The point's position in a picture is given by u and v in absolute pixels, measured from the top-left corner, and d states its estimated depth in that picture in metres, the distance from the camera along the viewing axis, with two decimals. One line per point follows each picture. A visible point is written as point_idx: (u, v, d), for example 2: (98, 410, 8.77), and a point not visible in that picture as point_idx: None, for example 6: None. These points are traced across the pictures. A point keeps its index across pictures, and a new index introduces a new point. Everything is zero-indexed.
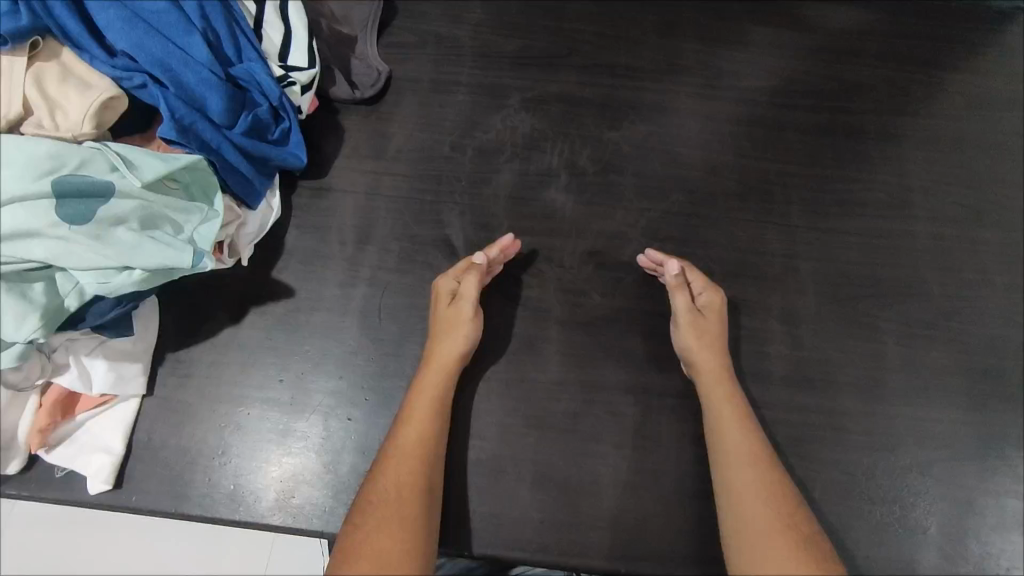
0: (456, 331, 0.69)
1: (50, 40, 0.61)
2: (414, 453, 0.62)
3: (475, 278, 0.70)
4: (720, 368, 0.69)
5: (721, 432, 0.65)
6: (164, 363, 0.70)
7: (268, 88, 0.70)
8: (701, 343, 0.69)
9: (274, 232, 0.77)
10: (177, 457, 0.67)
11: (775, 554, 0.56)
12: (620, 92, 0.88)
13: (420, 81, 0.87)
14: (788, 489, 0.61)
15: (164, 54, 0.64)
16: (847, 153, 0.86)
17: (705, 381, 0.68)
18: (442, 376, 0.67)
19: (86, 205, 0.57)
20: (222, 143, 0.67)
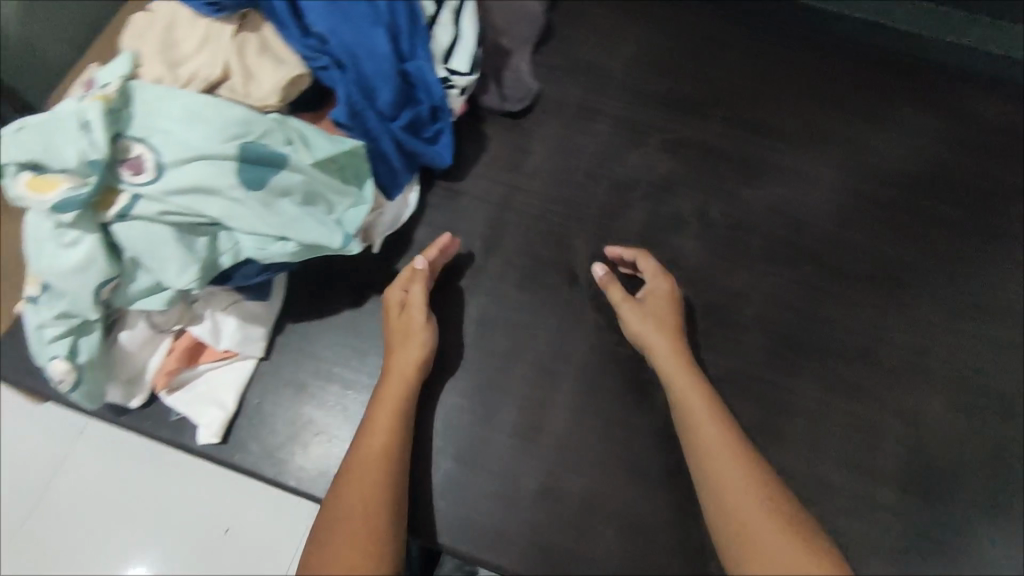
0: (411, 339, 0.68)
1: (255, 14, 0.65)
2: (378, 460, 0.61)
3: (421, 286, 0.70)
4: (671, 356, 0.68)
5: (697, 436, 0.63)
6: (282, 333, 0.72)
7: (435, 89, 0.72)
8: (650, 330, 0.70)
9: (406, 226, 0.79)
10: (283, 427, 0.69)
11: None
12: (761, 149, 0.87)
13: (565, 103, 0.88)
14: (785, 501, 0.58)
15: (353, 42, 0.65)
16: (991, 254, 0.82)
17: (674, 387, 0.66)
18: (403, 383, 0.66)
19: (262, 173, 0.59)
20: (382, 135, 0.69)
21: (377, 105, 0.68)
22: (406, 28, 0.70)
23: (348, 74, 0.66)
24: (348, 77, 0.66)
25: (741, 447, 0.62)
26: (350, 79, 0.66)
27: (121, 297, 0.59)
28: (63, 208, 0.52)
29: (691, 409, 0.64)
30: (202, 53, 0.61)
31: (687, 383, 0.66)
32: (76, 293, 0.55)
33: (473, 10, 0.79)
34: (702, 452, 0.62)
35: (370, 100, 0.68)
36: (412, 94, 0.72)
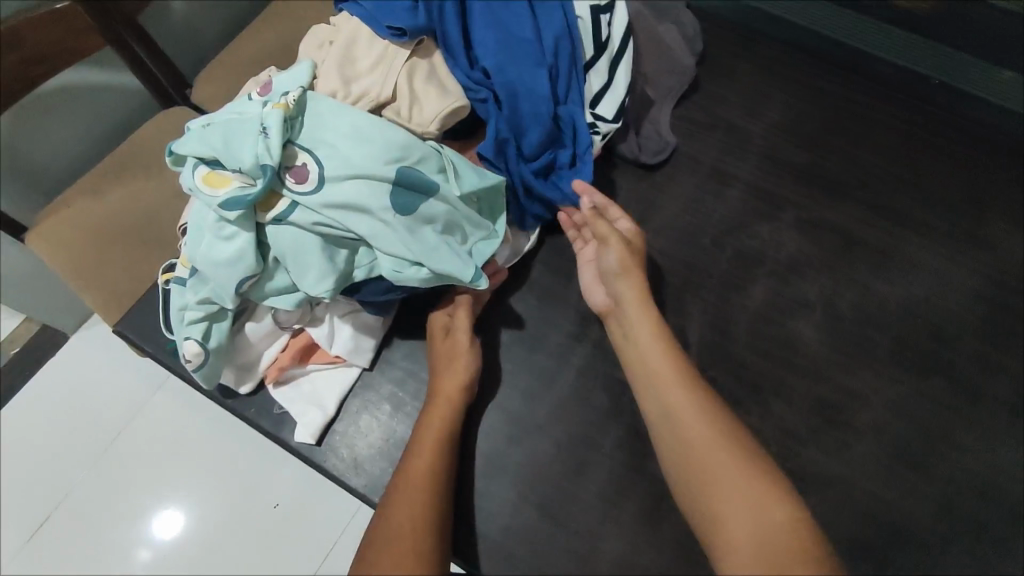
0: (442, 355, 0.68)
1: (428, 42, 0.67)
2: (423, 483, 0.61)
3: (466, 312, 0.70)
4: (668, 362, 0.63)
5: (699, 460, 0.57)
6: (388, 347, 0.73)
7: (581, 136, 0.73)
8: (640, 331, 0.66)
9: (524, 261, 0.78)
10: (375, 441, 0.69)
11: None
12: (905, 245, 0.81)
13: (701, 163, 0.86)
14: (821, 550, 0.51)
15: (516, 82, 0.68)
16: None
17: (675, 397, 0.61)
18: (449, 407, 0.66)
19: (411, 198, 0.60)
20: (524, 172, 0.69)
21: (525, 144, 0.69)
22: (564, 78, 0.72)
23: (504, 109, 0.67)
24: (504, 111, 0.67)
25: (739, 468, 0.56)
26: (507, 113, 0.67)
27: (257, 292, 0.61)
28: (230, 205, 0.55)
29: (687, 423, 0.59)
30: (375, 73, 0.64)
31: (679, 391, 0.61)
32: (220, 283, 0.58)
33: (629, 59, 0.78)
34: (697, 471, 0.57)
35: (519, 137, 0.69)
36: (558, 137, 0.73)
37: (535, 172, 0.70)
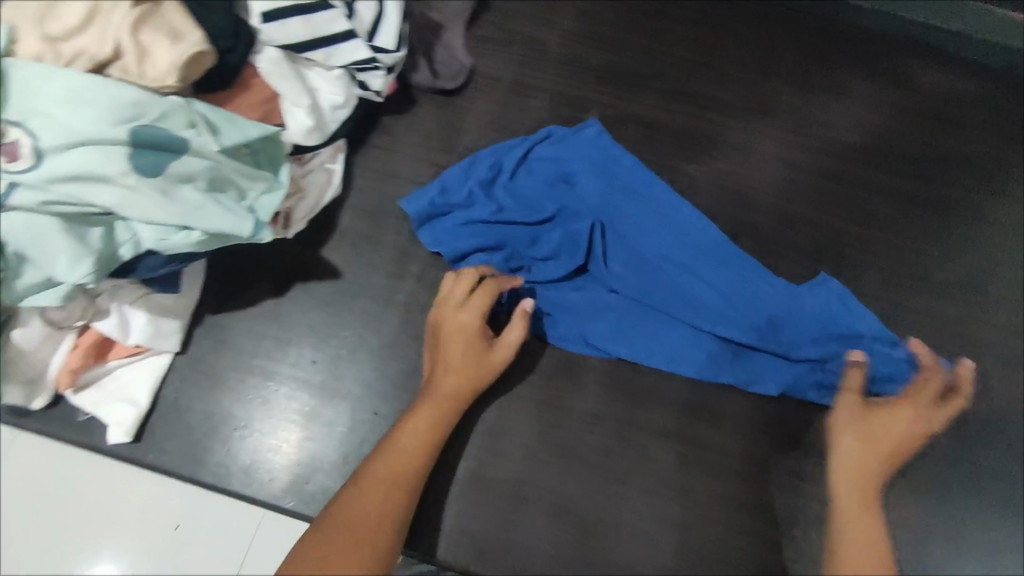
0: (468, 354, 0.66)
1: None
2: (386, 479, 0.61)
3: (520, 323, 0.67)
4: (865, 488, 0.64)
5: (850, 560, 0.60)
6: (200, 325, 0.70)
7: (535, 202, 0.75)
8: (847, 458, 0.65)
9: (331, 210, 0.76)
10: (200, 422, 0.67)
11: None
12: (704, 125, 0.85)
13: (500, 79, 0.85)
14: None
15: (478, 197, 0.74)
16: (932, 230, 0.82)
17: (841, 499, 0.64)
18: (442, 411, 0.64)
19: (159, 158, 0.55)
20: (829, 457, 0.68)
21: (841, 339, 0.71)
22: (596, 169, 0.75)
23: (712, 305, 0.72)
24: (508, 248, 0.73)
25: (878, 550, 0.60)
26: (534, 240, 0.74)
27: (8, 295, 0.55)
28: None
29: (848, 528, 0.62)
30: (88, 32, 0.56)
31: (856, 491, 0.64)
32: None
33: None
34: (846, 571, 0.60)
35: (614, 274, 0.73)
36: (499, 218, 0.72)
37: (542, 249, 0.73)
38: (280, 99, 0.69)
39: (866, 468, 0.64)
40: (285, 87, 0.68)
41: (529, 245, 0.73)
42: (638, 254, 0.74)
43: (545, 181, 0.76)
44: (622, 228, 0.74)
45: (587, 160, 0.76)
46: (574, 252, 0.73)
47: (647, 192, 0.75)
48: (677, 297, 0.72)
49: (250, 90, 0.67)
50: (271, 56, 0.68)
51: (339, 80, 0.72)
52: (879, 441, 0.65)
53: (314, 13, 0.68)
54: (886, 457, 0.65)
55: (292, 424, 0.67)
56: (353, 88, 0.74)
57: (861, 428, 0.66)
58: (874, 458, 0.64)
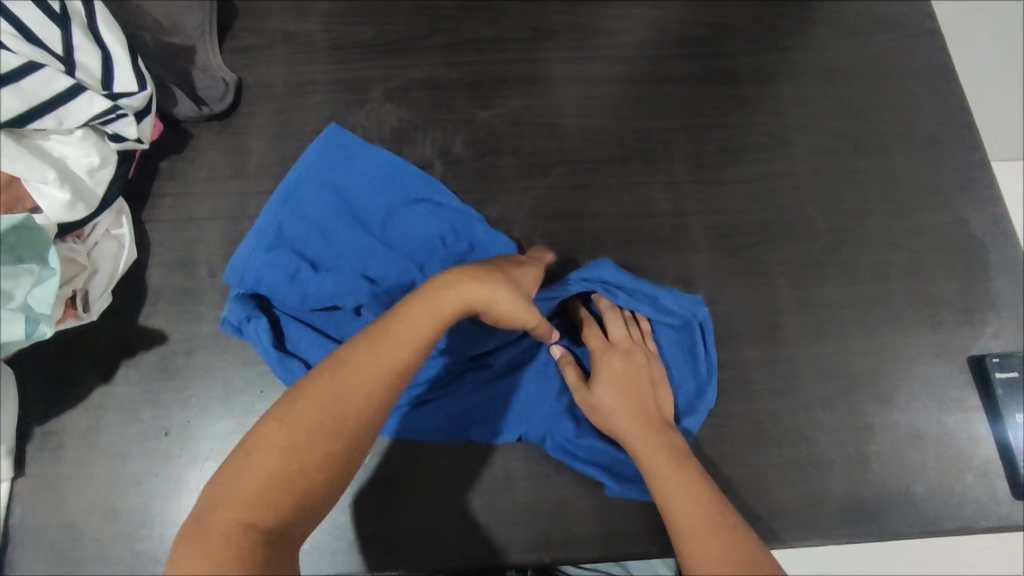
0: (401, 350, 0.54)
1: None
2: (271, 489, 0.49)
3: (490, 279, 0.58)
4: (649, 435, 0.64)
5: (668, 500, 0.59)
6: (32, 440, 0.65)
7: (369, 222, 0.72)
8: (615, 412, 0.65)
9: (135, 275, 0.72)
10: (63, 536, 0.63)
11: (704, 540, 0.54)
12: (488, 67, 0.84)
13: (272, 86, 0.81)
14: (722, 503, 0.58)
15: (310, 218, 0.71)
16: (726, 99, 0.84)
17: (639, 453, 0.63)
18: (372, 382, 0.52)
19: None
20: (584, 443, 0.68)
21: (685, 357, 0.71)
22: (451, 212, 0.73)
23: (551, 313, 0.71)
24: (307, 263, 0.69)
25: (681, 474, 0.60)
26: (339, 264, 0.70)
27: None
28: None
29: (655, 466, 0.61)
30: None
31: (648, 440, 0.63)
32: None
33: (109, 18, 0.70)
34: (667, 509, 0.58)
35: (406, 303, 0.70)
36: (308, 238, 0.70)
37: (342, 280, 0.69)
38: (22, 181, 0.63)
39: (640, 414, 0.65)
40: (22, 168, 0.62)
41: (338, 273, 0.69)
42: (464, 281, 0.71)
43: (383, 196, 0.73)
44: (431, 261, 0.72)
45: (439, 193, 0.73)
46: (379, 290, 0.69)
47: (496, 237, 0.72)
48: None
49: None
50: None
51: (86, 141, 0.67)
52: (644, 390, 0.67)
53: (22, 79, 0.62)
54: (649, 403, 0.66)
55: (162, 503, 0.64)
56: (107, 143, 0.69)
57: (624, 387, 0.66)
58: (638, 405, 0.66)
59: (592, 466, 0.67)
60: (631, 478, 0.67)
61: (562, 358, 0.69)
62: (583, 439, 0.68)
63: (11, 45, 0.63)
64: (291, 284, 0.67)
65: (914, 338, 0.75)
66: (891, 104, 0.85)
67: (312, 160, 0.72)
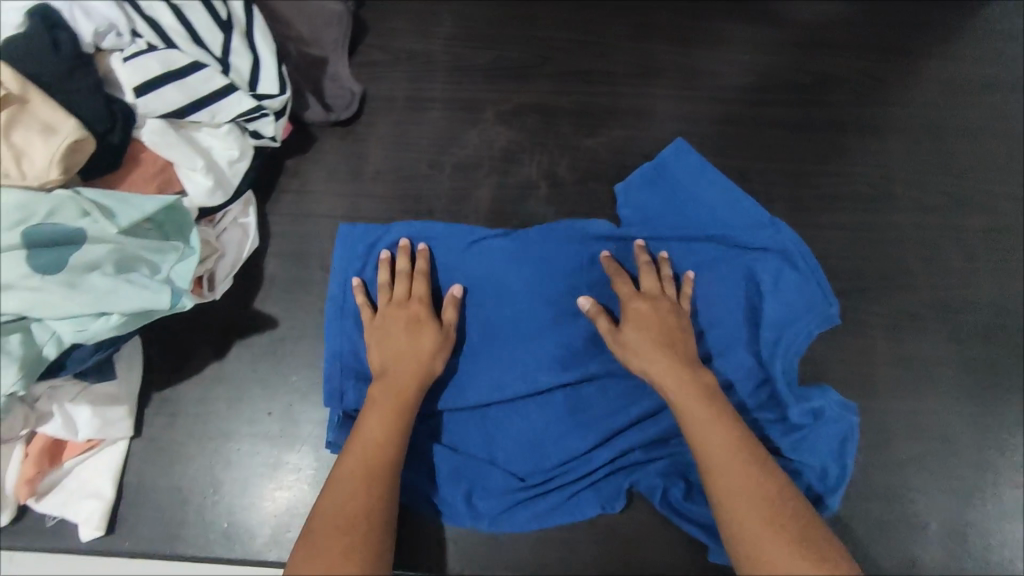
0: (354, 489, 0.58)
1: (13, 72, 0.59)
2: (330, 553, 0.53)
3: (395, 327, 0.68)
4: (684, 377, 0.64)
5: (704, 439, 0.60)
6: (149, 404, 0.70)
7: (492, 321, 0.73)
8: (643, 351, 0.67)
9: (254, 262, 0.77)
10: (169, 498, 0.67)
11: (742, 477, 0.58)
12: (597, 98, 0.87)
13: (393, 99, 0.87)
14: (753, 442, 0.61)
15: (467, 306, 0.73)
16: (829, 148, 0.85)
17: (673, 396, 0.64)
18: (345, 512, 0.56)
19: (58, 252, 0.56)
20: (696, 511, 0.68)
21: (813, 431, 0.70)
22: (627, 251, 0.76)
23: None
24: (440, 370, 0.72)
25: (715, 410, 0.62)
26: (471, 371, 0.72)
27: None
28: None
29: (688, 410, 0.63)
30: None
31: (678, 376, 0.65)
32: None
33: (264, 27, 0.77)
34: (698, 448, 0.60)
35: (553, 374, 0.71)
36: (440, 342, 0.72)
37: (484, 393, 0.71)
38: (175, 167, 0.70)
39: (670, 356, 0.66)
40: (176, 155, 0.69)
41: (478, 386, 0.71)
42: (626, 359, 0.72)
43: (540, 281, 0.73)
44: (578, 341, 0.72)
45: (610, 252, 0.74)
46: (529, 376, 0.71)
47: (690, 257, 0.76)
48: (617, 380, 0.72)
49: (140, 165, 0.68)
50: (152, 128, 0.68)
51: (230, 136, 0.73)
52: (674, 332, 0.68)
53: (187, 76, 0.69)
54: (676, 337, 0.68)
55: (260, 480, 0.68)
56: (246, 139, 0.75)
57: (651, 317, 0.69)
58: (658, 334, 0.67)
59: (699, 529, 0.67)
60: None
61: (592, 307, 0.70)
62: (693, 504, 0.68)
63: (183, 46, 0.70)
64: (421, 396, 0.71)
65: (1013, 406, 0.74)
66: (999, 166, 0.84)
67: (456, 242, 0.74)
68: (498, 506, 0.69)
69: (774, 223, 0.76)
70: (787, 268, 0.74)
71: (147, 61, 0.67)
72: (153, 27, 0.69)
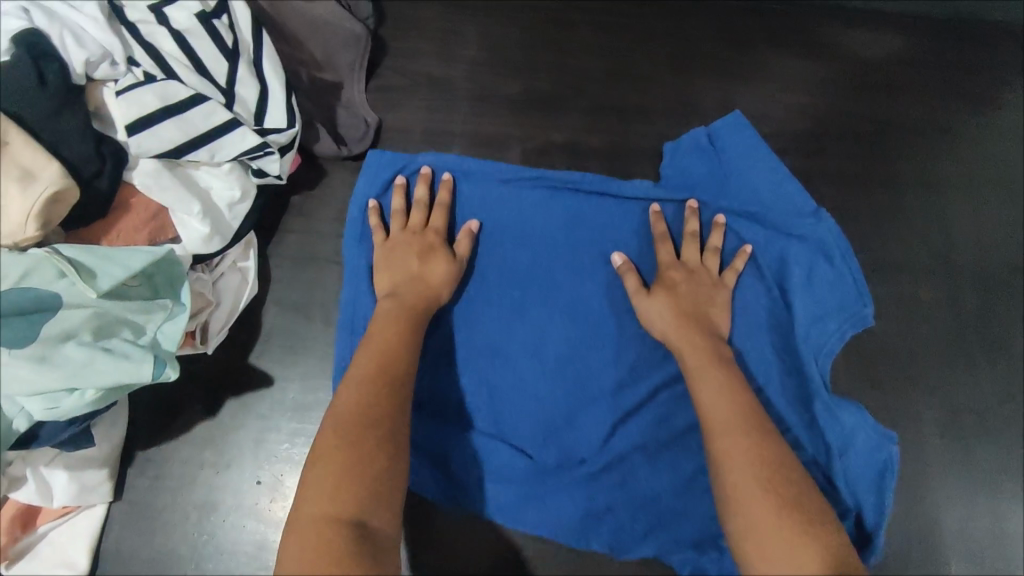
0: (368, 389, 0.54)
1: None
2: (349, 441, 0.50)
3: (409, 245, 0.66)
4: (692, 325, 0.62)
5: (698, 373, 0.59)
6: (132, 465, 0.65)
7: (516, 278, 0.69)
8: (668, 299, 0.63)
9: (252, 310, 0.71)
10: (147, 569, 0.63)
11: (733, 399, 0.56)
12: (631, 140, 0.79)
13: (410, 131, 0.80)
14: (757, 413, 0.56)
15: (495, 265, 0.69)
16: (887, 208, 0.76)
17: (675, 338, 0.62)
18: (362, 398, 0.53)
19: (31, 321, 0.51)
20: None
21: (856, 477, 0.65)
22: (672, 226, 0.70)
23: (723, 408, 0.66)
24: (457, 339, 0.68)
25: (704, 345, 0.61)
26: (494, 340, 0.68)
27: None
28: None
29: (685, 337, 0.61)
30: None
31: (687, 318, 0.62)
32: None
33: (273, 54, 0.70)
34: (704, 416, 0.57)
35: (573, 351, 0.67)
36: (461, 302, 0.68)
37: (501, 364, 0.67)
38: (170, 212, 0.64)
39: (688, 306, 0.63)
40: (171, 199, 0.63)
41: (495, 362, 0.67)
42: (645, 346, 0.67)
43: (561, 248, 0.69)
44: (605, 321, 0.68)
45: (641, 228, 0.70)
46: (538, 348, 0.68)
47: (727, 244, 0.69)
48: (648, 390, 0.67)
49: (130, 212, 0.62)
50: (148, 168, 0.62)
51: (231, 175, 0.67)
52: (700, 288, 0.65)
53: (187, 111, 0.62)
54: (708, 312, 0.64)
55: (244, 558, 0.63)
56: (250, 177, 0.69)
57: (675, 263, 0.66)
58: (684, 288, 0.64)
59: None
60: None
61: (623, 264, 0.67)
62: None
63: (182, 75, 0.64)
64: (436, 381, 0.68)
65: None
66: None
67: (488, 195, 0.71)
68: (506, 496, 0.66)
69: (819, 210, 0.68)
70: (825, 263, 0.67)
71: (143, 94, 0.60)
72: (149, 53, 0.62)
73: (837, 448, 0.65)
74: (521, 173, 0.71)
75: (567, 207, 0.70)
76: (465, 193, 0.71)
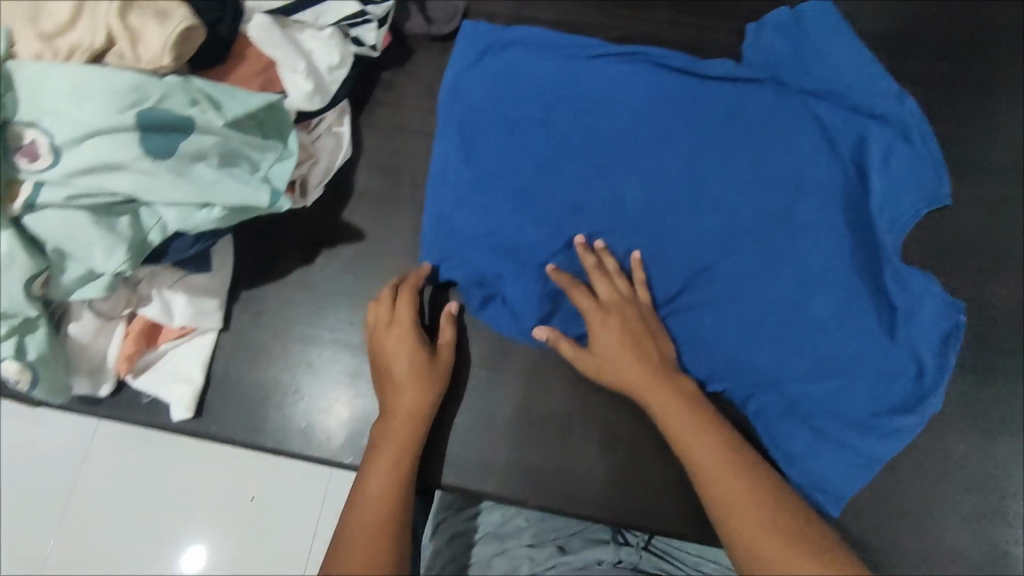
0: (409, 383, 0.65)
1: None
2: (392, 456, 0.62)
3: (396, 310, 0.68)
4: (637, 343, 0.66)
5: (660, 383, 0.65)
6: (238, 301, 0.72)
7: (595, 141, 0.75)
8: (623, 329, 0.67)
9: (344, 172, 0.76)
10: (251, 391, 0.70)
11: (702, 417, 0.62)
12: (714, 33, 0.80)
13: (497, 17, 0.82)
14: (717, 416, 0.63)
15: (575, 126, 0.75)
16: (973, 109, 0.75)
17: (637, 350, 0.66)
18: (408, 428, 0.64)
19: (170, 139, 0.57)
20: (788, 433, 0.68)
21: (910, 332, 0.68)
22: (742, 102, 0.75)
23: (793, 264, 0.70)
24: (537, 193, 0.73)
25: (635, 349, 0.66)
26: (571, 194, 0.73)
27: (57, 290, 0.58)
28: None
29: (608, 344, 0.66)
30: (81, 24, 0.57)
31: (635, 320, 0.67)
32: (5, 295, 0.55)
33: None
34: (672, 437, 0.62)
35: (645, 207, 0.72)
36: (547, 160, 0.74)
37: (579, 216, 0.72)
38: (276, 67, 0.68)
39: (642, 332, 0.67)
40: (279, 54, 0.67)
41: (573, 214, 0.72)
42: (725, 204, 0.72)
43: (650, 114, 0.75)
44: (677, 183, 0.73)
45: (712, 102, 0.75)
46: (620, 203, 0.73)
47: (808, 118, 0.74)
48: (719, 245, 0.71)
49: (245, 61, 0.68)
50: (260, 22, 0.67)
51: (332, 41, 0.70)
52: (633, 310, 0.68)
53: None
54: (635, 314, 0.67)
55: (340, 385, 0.70)
56: (348, 46, 0.72)
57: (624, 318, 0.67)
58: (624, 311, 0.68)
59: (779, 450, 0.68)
60: (830, 449, 0.67)
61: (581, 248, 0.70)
62: (787, 425, 0.68)
63: None
64: (518, 228, 0.72)
65: None
66: None
67: (568, 67, 0.77)
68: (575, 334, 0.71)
69: (900, 95, 0.74)
70: (903, 142, 0.73)
71: None
72: None
73: (901, 305, 0.69)
74: (615, 50, 0.77)
75: (648, 79, 0.76)
76: (547, 65, 0.77)
